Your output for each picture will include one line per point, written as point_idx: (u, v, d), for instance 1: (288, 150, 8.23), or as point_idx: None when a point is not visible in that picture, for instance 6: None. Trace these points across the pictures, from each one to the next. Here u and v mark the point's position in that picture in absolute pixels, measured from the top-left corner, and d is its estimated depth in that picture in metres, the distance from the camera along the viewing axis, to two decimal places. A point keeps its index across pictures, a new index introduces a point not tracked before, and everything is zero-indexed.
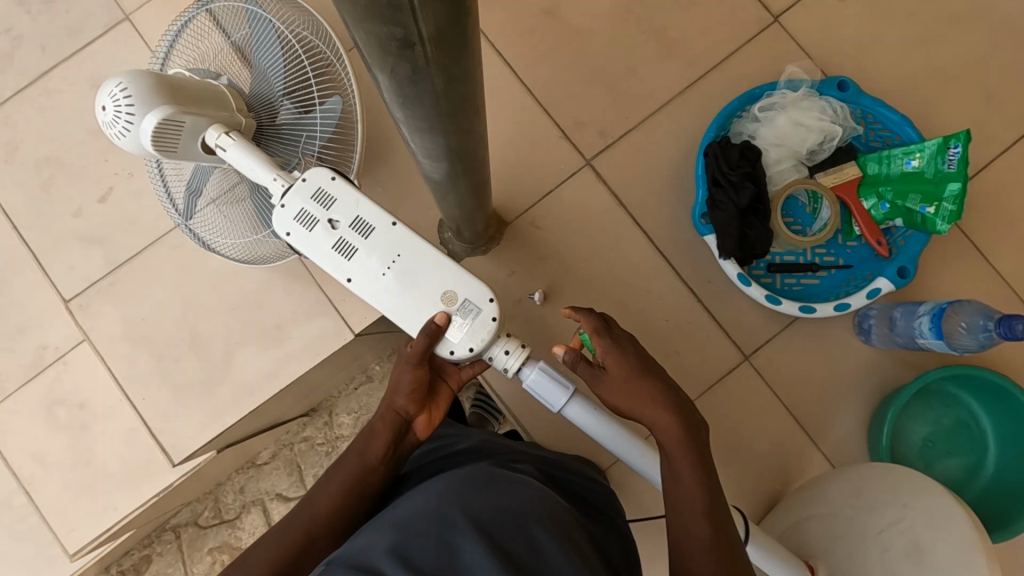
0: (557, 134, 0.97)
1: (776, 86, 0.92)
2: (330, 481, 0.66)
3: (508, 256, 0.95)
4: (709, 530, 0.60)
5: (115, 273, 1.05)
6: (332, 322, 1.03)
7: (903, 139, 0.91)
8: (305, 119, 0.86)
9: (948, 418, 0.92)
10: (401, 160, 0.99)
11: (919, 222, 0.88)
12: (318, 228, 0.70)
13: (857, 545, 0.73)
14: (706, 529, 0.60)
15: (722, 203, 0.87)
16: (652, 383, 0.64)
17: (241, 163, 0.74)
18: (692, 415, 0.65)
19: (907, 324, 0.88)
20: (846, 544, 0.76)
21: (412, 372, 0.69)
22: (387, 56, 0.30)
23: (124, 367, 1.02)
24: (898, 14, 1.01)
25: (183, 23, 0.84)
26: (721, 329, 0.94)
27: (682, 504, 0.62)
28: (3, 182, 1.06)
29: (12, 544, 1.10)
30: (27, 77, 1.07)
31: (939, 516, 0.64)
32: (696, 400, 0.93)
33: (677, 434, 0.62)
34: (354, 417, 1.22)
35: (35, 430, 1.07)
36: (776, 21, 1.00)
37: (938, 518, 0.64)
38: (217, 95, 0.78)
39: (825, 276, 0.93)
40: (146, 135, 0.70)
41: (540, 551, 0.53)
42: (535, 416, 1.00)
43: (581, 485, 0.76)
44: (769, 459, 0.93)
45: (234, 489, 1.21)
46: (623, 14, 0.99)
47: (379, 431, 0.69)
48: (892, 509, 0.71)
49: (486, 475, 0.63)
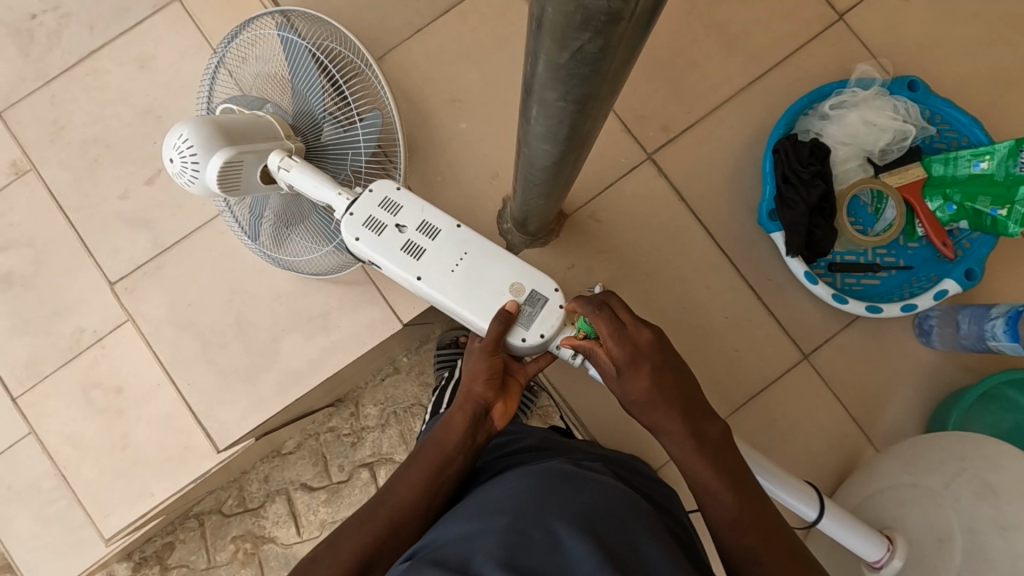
0: (618, 127, 0.97)
1: (846, 84, 0.94)
2: (411, 470, 0.67)
3: (570, 248, 0.96)
4: (763, 544, 0.57)
5: (161, 256, 1.03)
6: (380, 312, 1.01)
7: (971, 140, 0.93)
8: (348, 136, 0.86)
9: (1008, 421, 0.91)
10: (461, 148, 0.98)
11: (989, 223, 0.90)
12: (387, 233, 0.75)
13: (932, 506, 0.77)
14: (757, 543, 0.57)
15: (792, 200, 0.90)
16: (667, 398, 0.60)
17: (305, 185, 0.78)
18: (709, 425, 0.62)
19: (975, 326, 0.89)
20: (917, 508, 0.79)
21: (488, 359, 0.70)
22: (577, 29, 0.31)
23: (170, 351, 1.00)
24: (962, 16, 1.01)
25: (213, 71, 0.86)
26: (780, 328, 0.96)
27: (719, 521, 0.59)
28: (49, 161, 1.05)
29: (46, 528, 1.08)
30: (75, 54, 1.06)
31: (1003, 460, 0.71)
32: (753, 397, 0.95)
33: (694, 450, 0.60)
34: (382, 409, 1.19)
35: (72, 414, 1.05)
36: (840, 19, 1.00)
37: (1004, 462, 0.71)
38: (266, 126, 0.80)
39: (886, 276, 0.96)
40: (212, 180, 0.74)
41: (638, 551, 0.52)
42: (587, 406, 1.02)
43: (648, 485, 0.73)
44: (823, 457, 0.95)
45: (258, 478, 1.18)
46: (689, 9, 0.99)
47: (458, 419, 0.70)
48: (951, 465, 0.76)
49: (566, 471, 0.62)
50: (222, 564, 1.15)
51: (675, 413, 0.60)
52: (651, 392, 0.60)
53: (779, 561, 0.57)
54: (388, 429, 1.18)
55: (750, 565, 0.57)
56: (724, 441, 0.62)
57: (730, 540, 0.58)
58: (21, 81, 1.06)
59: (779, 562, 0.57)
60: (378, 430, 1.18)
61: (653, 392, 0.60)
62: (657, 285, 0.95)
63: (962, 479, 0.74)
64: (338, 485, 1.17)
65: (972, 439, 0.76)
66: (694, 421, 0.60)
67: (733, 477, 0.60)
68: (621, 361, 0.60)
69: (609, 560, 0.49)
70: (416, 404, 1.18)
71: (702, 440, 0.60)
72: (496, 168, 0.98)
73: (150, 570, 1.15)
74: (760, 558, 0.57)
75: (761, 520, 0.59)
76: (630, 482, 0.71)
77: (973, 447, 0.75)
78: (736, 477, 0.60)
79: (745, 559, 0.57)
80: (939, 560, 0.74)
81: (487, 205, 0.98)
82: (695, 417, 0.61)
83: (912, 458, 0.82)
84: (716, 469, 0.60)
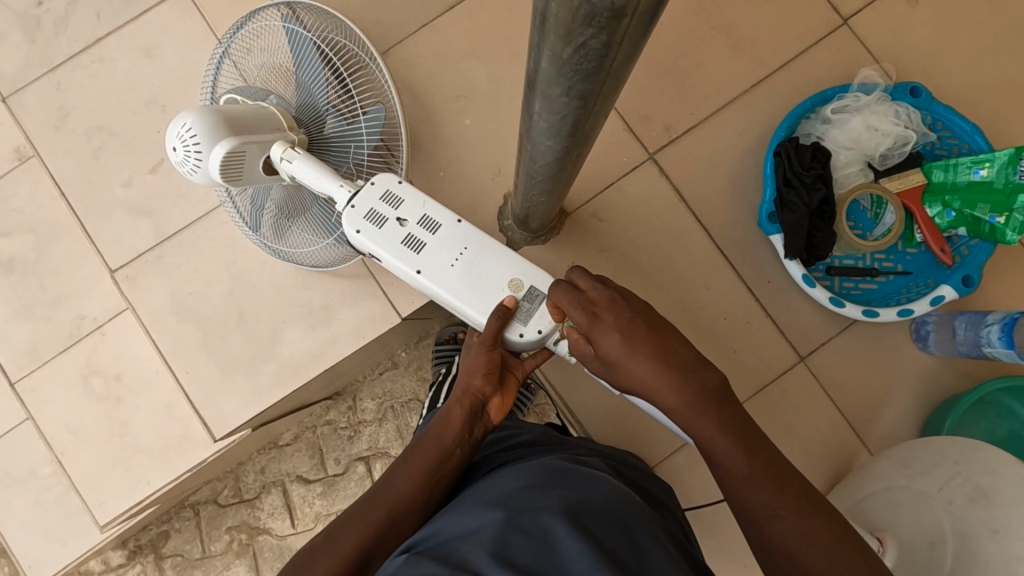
0: (622, 126, 0.98)
1: (848, 89, 0.94)
2: (409, 464, 0.67)
3: (571, 246, 0.96)
4: (778, 494, 0.54)
5: (163, 245, 1.04)
6: (380, 306, 1.02)
7: (971, 147, 0.94)
8: (351, 129, 0.87)
9: (1002, 429, 0.92)
10: (465, 144, 0.99)
11: (987, 230, 0.91)
12: (388, 226, 0.75)
13: (925, 507, 0.77)
14: (773, 498, 0.54)
15: (793, 204, 0.91)
16: (643, 349, 0.56)
17: (308, 177, 0.78)
18: (707, 374, 0.57)
19: (971, 333, 0.89)
20: (910, 511, 0.79)
21: (486, 355, 0.71)
22: (582, 25, 0.31)
23: (169, 340, 1.01)
24: (966, 24, 1.02)
25: (219, 58, 0.85)
26: (778, 330, 0.96)
27: (732, 478, 0.56)
28: (54, 148, 1.05)
29: (42, 513, 1.09)
30: (80, 42, 1.06)
31: (996, 465, 0.73)
32: (749, 399, 0.95)
33: (695, 407, 0.56)
34: (379, 403, 1.19)
35: (71, 400, 1.06)
36: (845, 24, 1.01)
37: (998, 467, 0.72)
38: (269, 117, 0.80)
39: (883, 281, 0.97)
40: (214, 170, 0.74)
41: (634, 549, 0.52)
42: (585, 405, 1.02)
43: (644, 479, 0.74)
44: (818, 459, 0.95)
45: (254, 469, 1.18)
46: (695, 10, 1.00)
47: (456, 414, 0.71)
48: (944, 469, 0.77)
49: (564, 467, 0.62)
50: (216, 554, 1.16)
51: (654, 362, 0.56)
52: (625, 345, 0.57)
53: (798, 513, 0.54)
54: (385, 424, 1.18)
55: (769, 522, 0.54)
56: (725, 391, 0.56)
57: (743, 496, 0.55)
58: (28, 67, 1.06)
59: (797, 514, 0.54)
60: (374, 424, 1.18)
61: (626, 346, 0.57)
62: (657, 284, 0.96)
63: (955, 483, 0.75)
64: (333, 478, 1.17)
65: (967, 444, 0.77)
66: (683, 374, 0.56)
67: (739, 432, 0.56)
68: (583, 326, 0.59)
69: (607, 560, 0.49)
70: (414, 399, 1.19)
71: (701, 393, 0.56)
72: (499, 165, 0.98)
73: (144, 559, 1.16)
74: (778, 512, 0.54)
75: (774, 470, 0.56)
76: (627, 477, 0.72)
77: (965, 450, 0.76)
78: (744, 430, 0.56)
79: (762, 515, 0.54)
80: (930, 562, 0.73)
81: (489, 202, 0.98)
82: (683, 369, 0.56)
83: (907, 462, 0.83)
84: (721, 427, 0.55)
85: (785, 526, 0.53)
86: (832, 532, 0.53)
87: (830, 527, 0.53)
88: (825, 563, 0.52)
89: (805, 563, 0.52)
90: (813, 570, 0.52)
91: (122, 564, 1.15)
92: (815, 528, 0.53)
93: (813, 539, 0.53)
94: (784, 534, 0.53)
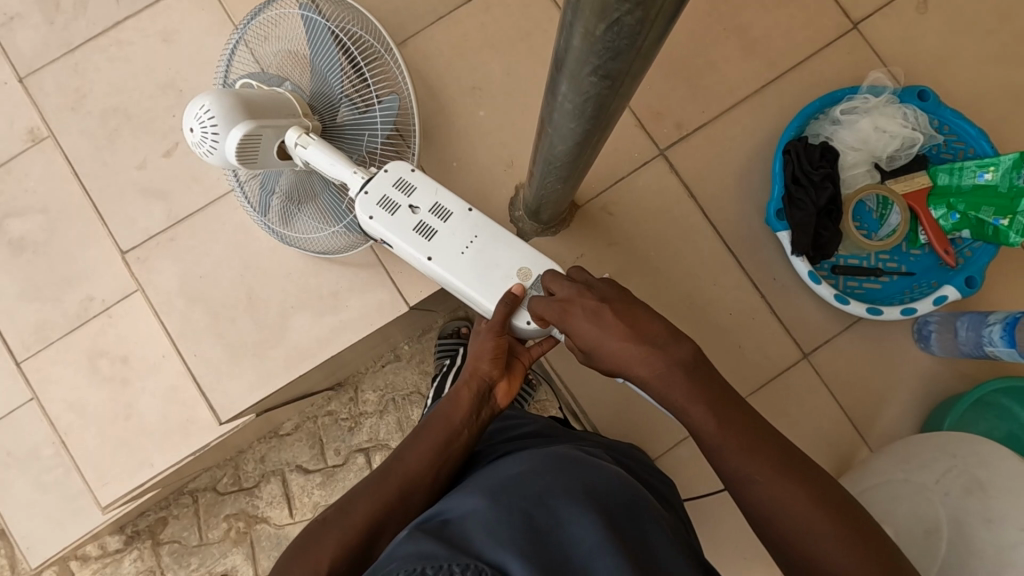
0: (633, 122, 0.99)
1: (857, 91, 0.96)
2: (418, 442, 0.68)
3: (580, 239, 0.97)
4: (751, 458, 0.55)
5: (175, 229, 1.04)
6: (388, 294, 1.03)
7: (977, 152, 0.95)
8: (365, 119, 0.88)
9: (1000, 430, 0.93)
10: (479, 136, 1.00)
11: (991, 233, 0.92)
12: (400, 213, 0.76)
13: (921, 499, 0.78)
14: (747, 464, 0.55)
15: (801, 201, 0.92)
16: (611, 329, 0.59)
17: (322, 163, 0.79)
18: (677, 346, 0.58)
19: (972, 333, 0.91)
20: (907, 503, 0.80)
21: (494, 340, 0.72)
22: (618, 0, 0.32)
23: (178, 322, 1.02)
24: (975, 32, 1.04)
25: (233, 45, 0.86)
26: (783, 328, 0.98)
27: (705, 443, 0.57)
28: (69, 129, 1.06)
29: (43, 494, 1.09)
30: (99, 26, 1.07)
31: (992, 458, 0.73)
32: (751, 395, 0.96)
33: (662, 378, 0.57)
34: (381, 395, 1.20)
35: (77, 381, 1.06)
36: (855, 28, 1.03)
37: (992, 459, 0.73)
38: (285, 103, 0.81)
39: (887, 281, 0.98)
40: (230, 153, 0.75)
41: (638, 542, 0.52)
42: (589, 396, 1.03)
43: (648, 474, 0.75)
44: (818, 456, 0.96)
45: (254, 457, 1.19)
46: (708, 10, 1.01)
47: (464, 396, 0.72)
48: (941, 462, 0.78)
49: (569, 454, 0.62)
50: (213, 542, 1.16)
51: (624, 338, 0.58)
52: (595, 328, 0.60)
53: (772, 476, 0.54)
54: (386, 416, 1.19)
55: (743, 486, 0.55)
56: (697, 358, 0.58)
57: (720, 462, 0.56)
58: (46, 48, 1.07)
59: (771, 477, 0.54)
60: (375, 417, 1.19)
61: (594, 328, 0.60)
62: (663, 279, 0.97)
63: (951, 475, 0.76)
64: (334, 469, 1.18)
65: (965, 437, 0.78)
66: (653, 347, 0.58)
67: (713, 397, 0.57)
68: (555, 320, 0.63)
69: (620, 544, 0.50)
70: (416, 392, 1.20)
71: (672, 363, 0.57)
72: (511, 157, 1.00)
73: (141, 544, 1.16)
74: (753, 476, 0.54)
75: (747, 435, 0.56)
76: (631, 469, 0.72)
77: (964, 444, 0.77)
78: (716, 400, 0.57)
79: (737, 480, 0.55)
80: (924, 553, 0.74)
81: (500, 194, 0.99)
82: (654, 343, 0.58)
83: (906, 457, 0.84)
84: (694, 391, 0.56)
85: (757, 489, 0.54)
86: (809, 492, 0.53)
87: (809, 489, 0.53)
88: (794, 520, 0.53)
89: (773, 520, 0.54)
90: (782, 527, 0.53)
91: (119, 550, 1.16)
92: (786, 490, 0.53)
93: (789, 501, 0.53)
94: (758, 497, 0.54)
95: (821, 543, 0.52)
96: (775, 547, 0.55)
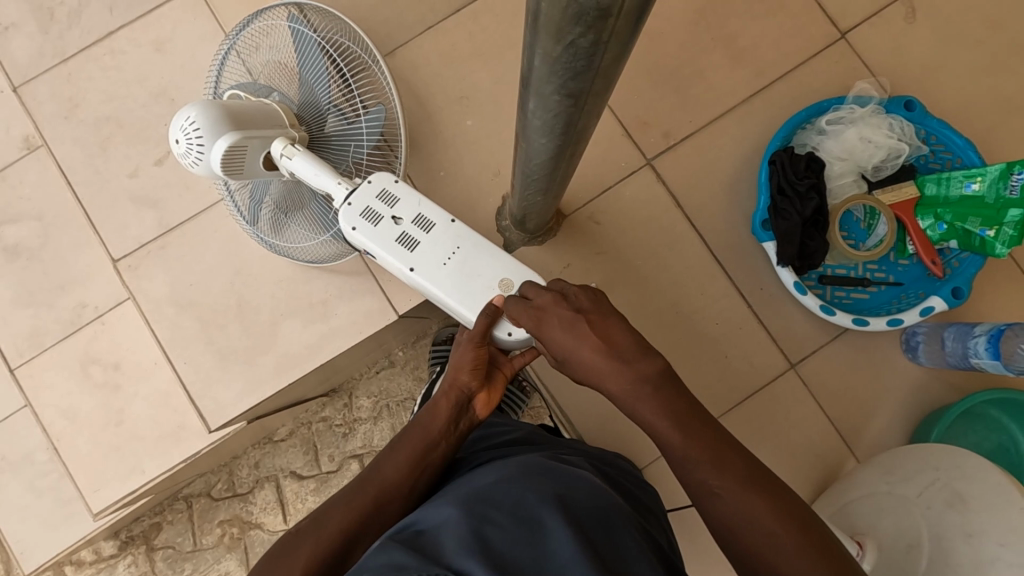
0: (621, 132, 0.99)
1: (845, 101, 0.96)
2: (396, 452, 0.69)
3: (567, 248, 0.98)
4: (717, 472, 0.55)
5: (167, 236, 1.05)
6: (377, 302, 1.03)
7: (965, 162, 0.95)
8: (352, 129, 0.88)
9: (989, 441, 0.93)
10: (467, 145, 1.00)
11: (978, 244, 0.92)
12: (383, 224, 0.77)
13: (903, 512, 0.78)
14: (714, 476, 0.55)
15: (787, 211, 0.92)
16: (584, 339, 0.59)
17: (308, 173, 0.80)
18: (646, 361, 0.58)
19: (958, 344, 0.91)
20: (892, 515, 0.80)
21: (474, 351, 0.72)
22: (571, 24, 0.33)
23: (169, 330, 1.02)
24: (964, 41, 1.03)
25: (223, 55, 0.86)
26: (771, 337, 0.97)
27: (676, 457, 0.57)
28: (63, 137, 1.06)
29: (35, 499, 1.10)
30: (93, 34, 1.08)
31: (974, 470, 0.72)
32: (738, 405, 0.96)
33: (631, 392, 0.58)
34: (375, 401, 1.20)
35: (69, 387, 1.07)
36: (843, 37, 1.02)
37: (973, 471, 0.72)
38: (271, 113, 0.82)
39: (875, 292, 0.98)
40: (216, 164, 0.75)
41: (612, 553, 0.52)
42: (578, 405, 1.03)
43: (631, 484, 0.74)
44: (807, 466, 0.96)
45: (249, 463, 1.19)
46: (695, 19, 1.01)
47: (443, 406, 0.72)
48: (925, 474, 0.78)
49: (544, 463, 0.62)
50: (207, 548, 1.17)
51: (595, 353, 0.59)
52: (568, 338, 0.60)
53: (738, 490, 0.54)
54: (380, 422, 1.19)
55: (710, 498, 0.55)
56: (664, 376, 0.58)
57: (687, 474, 0.57)
58: (40, 57, 1.08)
59: (737, 490, 0.54)
60: (369, 423, 1.19)
61: (567, 337, 0.60)
62: (650, 288, 0.97)
63: (934, 488, 0.75)
64: (327, 475, 1.18)
65: (949, 450, 0.77)
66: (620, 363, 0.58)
67: (680, 412, 0.57)
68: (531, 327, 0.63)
69: (593, 553, 0.50)
70: (409, 398, 1.19)
71: (640, 379, 0.57)
72: (499, 166, 1.00)
73: (136, 549, 1.17)
74: (718, 490, 0.55)
75: (714, 448, 0.56)
76: (612, 479, 0.72)
77: (946, 456, 0.76)
78: (685, 411, 0.57)
79: (704, 493, 0.55)
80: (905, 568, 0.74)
81: (488, 203, 1.00)
82: (623, 358, 0.58)
83: (892, 468, 0.84)
84: (660, 407, 0.57)
85: (725, 501, 0.54)
86: (775, 506, 0.53)
87: (774, 504, 0.53)
88: (765, 535, 0.52)
89: (744, 535, 0.53)
90: (750, 541, 0.53)
91: (113, 555, 1.16)
92: (753, 505, 0.53)
93: (755, 515, 0.53)
94: (725, 511, 0.54)
95: (789, 558, 0.51)
96: (743, 564, 0.54)
